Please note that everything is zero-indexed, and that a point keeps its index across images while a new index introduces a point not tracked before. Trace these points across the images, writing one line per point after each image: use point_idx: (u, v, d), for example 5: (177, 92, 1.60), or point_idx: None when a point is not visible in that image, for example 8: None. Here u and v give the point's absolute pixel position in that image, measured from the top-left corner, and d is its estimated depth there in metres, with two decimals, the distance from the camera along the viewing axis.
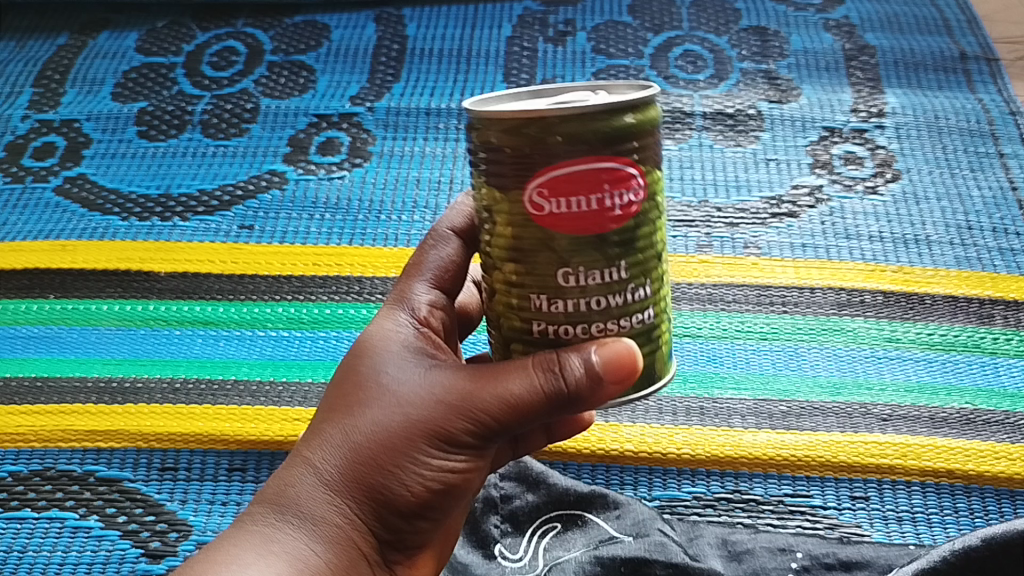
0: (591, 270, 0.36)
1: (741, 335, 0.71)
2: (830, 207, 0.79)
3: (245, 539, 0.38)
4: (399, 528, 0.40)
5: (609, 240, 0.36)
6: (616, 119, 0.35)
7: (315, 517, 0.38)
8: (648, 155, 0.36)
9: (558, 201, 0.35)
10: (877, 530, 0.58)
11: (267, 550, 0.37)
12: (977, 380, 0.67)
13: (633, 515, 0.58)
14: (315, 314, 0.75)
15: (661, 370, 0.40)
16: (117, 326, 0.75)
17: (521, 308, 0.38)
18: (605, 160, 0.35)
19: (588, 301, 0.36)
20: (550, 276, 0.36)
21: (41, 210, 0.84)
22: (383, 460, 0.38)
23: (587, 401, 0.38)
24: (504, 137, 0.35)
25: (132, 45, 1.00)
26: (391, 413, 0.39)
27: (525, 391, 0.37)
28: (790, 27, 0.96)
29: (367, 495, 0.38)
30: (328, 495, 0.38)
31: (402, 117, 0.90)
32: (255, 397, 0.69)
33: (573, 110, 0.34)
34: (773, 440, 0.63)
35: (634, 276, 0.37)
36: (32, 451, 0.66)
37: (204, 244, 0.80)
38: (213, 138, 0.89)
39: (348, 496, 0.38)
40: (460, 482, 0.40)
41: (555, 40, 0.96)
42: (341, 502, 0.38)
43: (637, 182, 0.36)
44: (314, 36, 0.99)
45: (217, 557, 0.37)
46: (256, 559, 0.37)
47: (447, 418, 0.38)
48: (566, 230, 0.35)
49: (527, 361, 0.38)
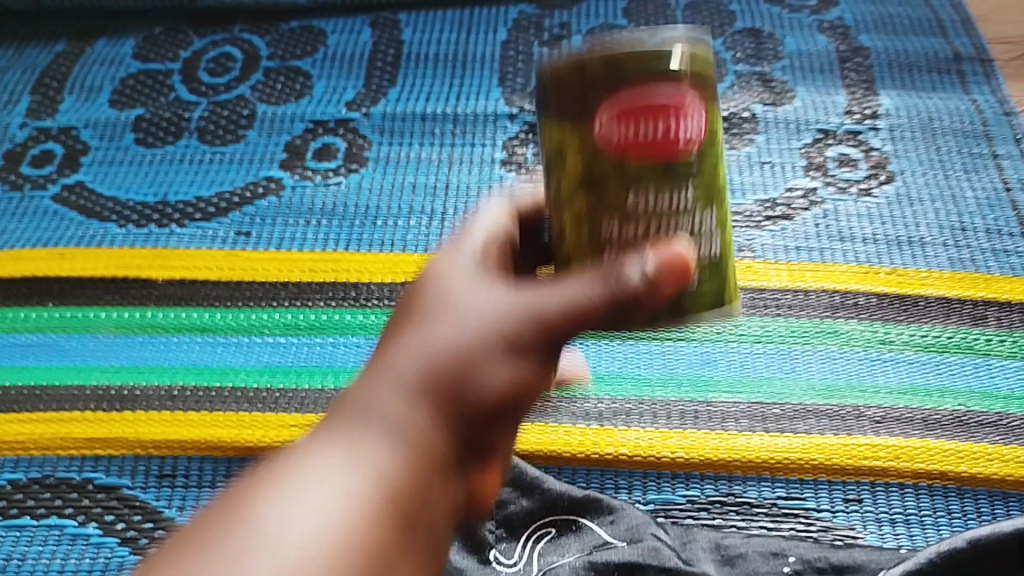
0: (659, 193, 0.37)
1: (735, 338, 0.71)
2: (824, 209, 0.79)
3: (264, 501, 0.35)
4: (419, 494, 0.38)
5: (674, 168, 0.37)
6: (675, 55, 0.36)
7: (343, 485, 0.36)
8: (708, 90, 0.37)
9: (623, 125, 0.36)
10: (872, 532, 0.60)
11: (298, 513, 0.35)
12: (972, 382, 0.68)
13: (627, 520, 0.58)
14: (310, 320, 0.75)
15: (728, 301, 0.41)
16: (116, 334, 0.75)
17: (594, 240, 0.38)
18: (668, 87, 0.36)
19: (658, 221, 0.38)
20: (618, 203, 0.37)
21: (40, 218, 0.84)
22: (452, 374, 0.40)
23: (647, 317, 0.39)
24: (562, 78, 0.37)
25: (129, 51, 1.00)
26: (440, 350, 0.40)
27: (587, 295, 0.39)
28: (784, 29, 0.96)
29: (393, 454, 0.38)
30: (352, 466, 0.37)
31: (397, 123, 0.90)
32: (253, 403, 0.70)
33: (632, 50, 0.36)
34: (767, 443, 0.64)
35: (699, 198, 0.38)
36: (31, 459, 0.67)
37: (202, 252, 0.80)
38: (211, 145, 0.90)
39: (371, 465, 0.37)
40: (515, 400, 0.41)
41: (550, 44, 0.96)
42: (368, 469, 0.37)
43: (697, 115, 0.37)
44: (311, 42, 0.99)
45: (241, 520, 0.34)
46: (292, 522, 0.34)
47: (505, 334, 0.40)
48: (633, 157, 0.37)
49: (587, 268, 0.39)
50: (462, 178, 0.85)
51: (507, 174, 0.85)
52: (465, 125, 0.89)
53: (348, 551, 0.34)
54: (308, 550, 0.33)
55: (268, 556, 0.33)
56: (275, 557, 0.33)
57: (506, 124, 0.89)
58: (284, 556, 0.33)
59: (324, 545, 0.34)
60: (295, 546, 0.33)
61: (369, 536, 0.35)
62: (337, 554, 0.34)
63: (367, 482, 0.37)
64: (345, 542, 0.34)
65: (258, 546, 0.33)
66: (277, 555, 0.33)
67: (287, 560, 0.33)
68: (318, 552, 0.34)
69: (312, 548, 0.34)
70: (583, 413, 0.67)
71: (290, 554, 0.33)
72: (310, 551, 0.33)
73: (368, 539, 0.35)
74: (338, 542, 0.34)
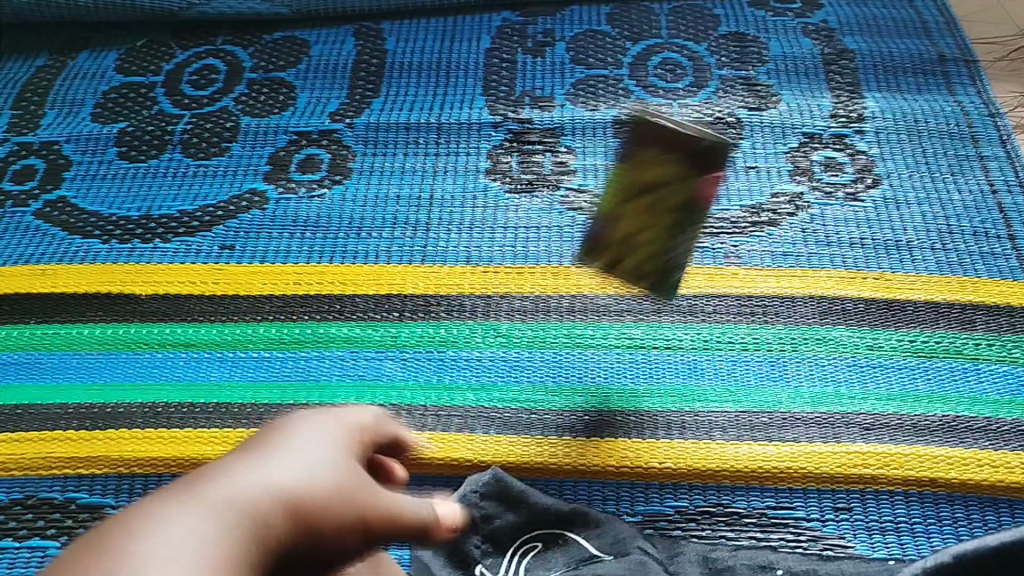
0: None
1: (722, 347, 0.71)
2: (810, 214, 0.79)
3: (169, 504, 0.31)
4: (368, 484, 0.38)
5: None
6: None
7: (273, 483, 0.34)
8: None
9: None
10: (862, 541, 0.59)
11: (216, 509, 0.32)
12: (960, 387, 0.68)
13: (613, 532, 0.58)
14: (295, 335, 0.74)
15: None
16: (99, 351, 0.74)
17: None
18: None
19: None
20: None
21: (21, 234, 0.84)
22: None
23: None
24: None
25: (112, 64, 0.99)
26: None
27: None
28: (769, 32, 0.95)
29: (341, 464, 0.38)
30: (309, 463, 0.36)
31: (381, 133, 0.89)
32: (238, 420, 0.69)
33: None
34: (755, 452, 0.64)
35: None
36: (13, 480, 0.67)
37: (186, 266, 0.80)
38: (194, 158, 0.89)
39: (329, 461, 0.37)
40: None
41: (534, 52, 0.96)
42: (310, 483, 0.35)
43: None
44: (294, 53, 0.98)
45: (123, 533, 0.29)
46: (194, 523, 0.30)
47: None
48: None
49: None
50: (446, 188, 0.84)
51: (492, 183, 0.84)
52: (450, 134, 0.89)
53: (284, 522, 0.33)
54: (215, 540, 0.30)
55: (164, 555, 0.28)
56: (170, 564, 0.28)
57: (490, 132, 0.88)
58: (186, 553, 0.29)
59: (271, 499, 0.33)
60: (198, 543, 0.30)
61: (312, 516, 0.34)
62: (283, 508, 0.33)
63: (312, 483, 0.35)
64: (296, 503, 0.34)
65: (146, 553, 0.28)
66: (184, 540, 0.29)
67: (188, 559, 0.28)
68: (258, 512, 0.32)
69: (263, 512, 0.33)
70: (570, 426, 0.67)
71: (197, 565, 0.28)
72: (218, 554, 0.29)
73: (319, 517, 0.34)
74: (261, 532, 0.32)
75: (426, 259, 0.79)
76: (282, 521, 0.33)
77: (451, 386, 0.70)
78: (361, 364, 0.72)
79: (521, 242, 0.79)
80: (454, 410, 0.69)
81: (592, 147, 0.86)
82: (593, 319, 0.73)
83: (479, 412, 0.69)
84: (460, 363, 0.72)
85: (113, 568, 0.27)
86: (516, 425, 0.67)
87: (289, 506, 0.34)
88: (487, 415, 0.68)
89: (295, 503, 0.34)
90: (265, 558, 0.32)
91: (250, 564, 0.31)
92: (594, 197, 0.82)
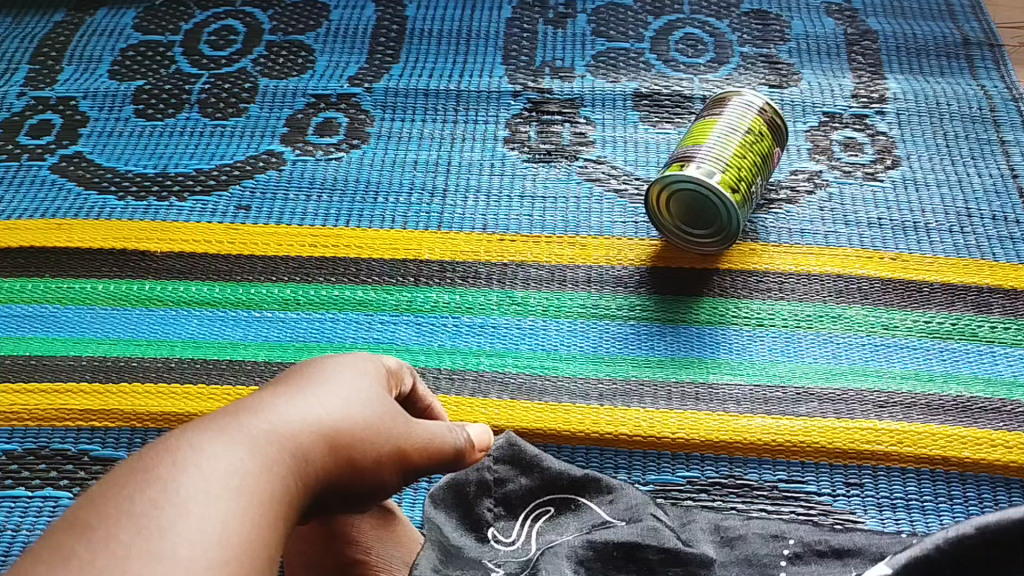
0: None
1: (738, 321, 0.71)
2: (829, 192, 0.79)
3: (215, 433, 0.35)
4: (402, 416, 0.42)
5: None
6: None
7: (314, 417, 0.38)
8: None
9: None
10: (872, 516, 0.61)
11: (257, 446, 0.35)
12: (975, 369, 0.68)
13: (626, 499, 0.58)
14: (310, 296, 0.75)
15: None
16: (112, 306, 0.75)
17: None
18: None
19: None
20: None
21: (37, 188, 0.83)
22: None
23: None
24: None
25: (130, 22, 0.98)
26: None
27: None
28: (792, 11, 0.94)
29: (379, 396, 0.41)
30: (349, 397, 0.40)
31: (400, 98, 0.89)
32: (250, 377, 0.70)
33: None
34: (769, 425, 0.64)
35: None
36: (27, 430, 0.68)
37: (201, 224, 0.79)
38: (211, 118, 0.88)
39: (367, 393, 0.41)
40: None
41: (555, 22, 0.95)
42: (349, 417, 0.39)
43: None
44: (313, 16, 0.98)
45: (169, 463, 0.33)
46: (234, 457, 0.34)
47: None
48: None
49: None
50: (464, 155, 0.84)
51: (510, 153, 0.84)
52: (468, 102, 0.88)
53: (322, 456, 0.37)
54: (254, 475, 0.34)
55: (207, 489, 0.32)
56: (209, 502, 0.32)
57: (509, 102, 0.88)
58: (224, 488, 0.33)
59: (313, 436, 0.37)
60: (238, 478, 0.34)
61: (348, 451, 0.38)
62: (323, 445, 0.37)
63: (350, 418, 0.39)
64: (335, 438, 0.38)
65: (190, 487, 0.32)
66: (227, 474, 0.33)
67: (226, 495, 0.33)
68: (298, 449, 0.36)
69: (304, 449, 0.37)
70: (583, 394, 0.67)
71: (232, 505, 0.33)
72: (254, 494, 0.34)
73: (355, 450, 0.39)
74: (300, 467, 0.36)
75: (443, 225, 0.79)
76: (321, 454, 0.37)
77: (467, 351, 0.71)
78: (375, 328, 0.72)
79: (539, 211, 0.79)
80: (467, 374, 0.69)
81: (612, 119, 0.86)
82: (609, 290, 0.73)
83: (493, 377, 0.69)
84: (475, 330, 0.72)
85: (158, 500, 0.31)
86: (530, 391, 0.68)
87: (329, 441, 0.38)
88: (501, 381, 0.68)
89: (334, 437, 0.38)
90: (304, 490, 0.36)
91: (286, 498, 0.35)
92: (613, 168, 0.82)
